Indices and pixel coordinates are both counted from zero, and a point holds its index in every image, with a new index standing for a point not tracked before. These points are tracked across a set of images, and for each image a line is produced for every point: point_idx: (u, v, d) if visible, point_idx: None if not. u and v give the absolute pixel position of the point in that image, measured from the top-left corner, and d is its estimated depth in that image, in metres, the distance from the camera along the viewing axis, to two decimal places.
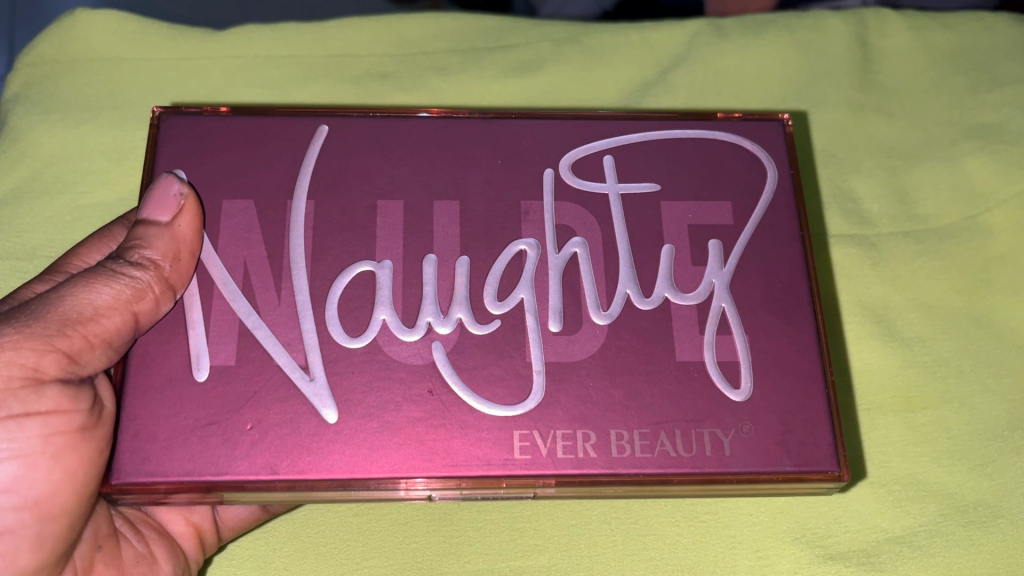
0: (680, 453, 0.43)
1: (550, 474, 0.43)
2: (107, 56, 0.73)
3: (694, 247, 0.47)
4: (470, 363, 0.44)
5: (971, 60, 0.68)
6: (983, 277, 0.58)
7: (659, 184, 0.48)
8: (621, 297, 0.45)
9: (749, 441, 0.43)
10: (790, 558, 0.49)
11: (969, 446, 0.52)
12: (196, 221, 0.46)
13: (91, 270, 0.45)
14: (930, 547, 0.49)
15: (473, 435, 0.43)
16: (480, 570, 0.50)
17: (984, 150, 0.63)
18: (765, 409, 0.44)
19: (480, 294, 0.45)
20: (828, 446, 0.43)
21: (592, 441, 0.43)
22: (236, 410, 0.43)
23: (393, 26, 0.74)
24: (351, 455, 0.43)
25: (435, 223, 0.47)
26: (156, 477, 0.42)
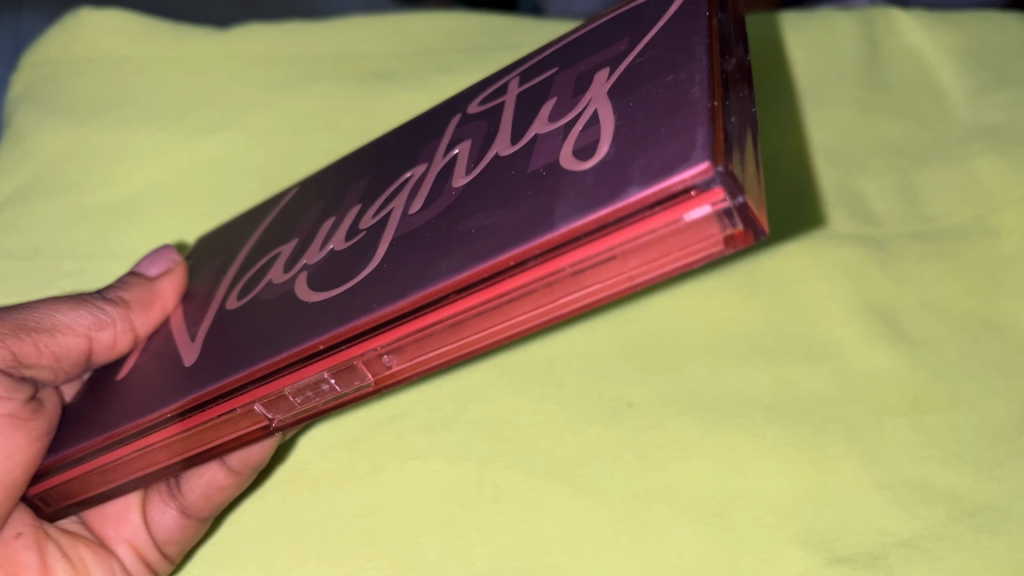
0: (493, 244, 0.33)
1: (355, 328, 0.35)
2: (112, 57, 0.73)
3: (577, 86, 0.37)
4: (322, 272, 0.40)
5: (982, 59, 0.67)
6: (993, 277, 0.57)
7: (554, 67, 0.40)
8: (483, 160, 0.38)
9: (588, 193, 0.31)
10: (796, 561, 0.48)
11: (978, 448, 0.51)
12: (179, 284, 0.52)
13: (74, 296, 0.52)
14: (938, 549, 0.48)
15: (295, 324, 0.39)
16: (484, 571, 0.49)
17: (992, 149, 0.62)
18: (622, 156, 0.31)
19: (357, 222, 0.42)
20: (691, 142, 0.29)
21: (405, 278, 0.35)
22: (139, 385, 0.46)
23: (397, 27, 0.74)
24: (195, 376, 0.42)
25: (347, 198, 0.45)
26: (75, 449, 0.46)
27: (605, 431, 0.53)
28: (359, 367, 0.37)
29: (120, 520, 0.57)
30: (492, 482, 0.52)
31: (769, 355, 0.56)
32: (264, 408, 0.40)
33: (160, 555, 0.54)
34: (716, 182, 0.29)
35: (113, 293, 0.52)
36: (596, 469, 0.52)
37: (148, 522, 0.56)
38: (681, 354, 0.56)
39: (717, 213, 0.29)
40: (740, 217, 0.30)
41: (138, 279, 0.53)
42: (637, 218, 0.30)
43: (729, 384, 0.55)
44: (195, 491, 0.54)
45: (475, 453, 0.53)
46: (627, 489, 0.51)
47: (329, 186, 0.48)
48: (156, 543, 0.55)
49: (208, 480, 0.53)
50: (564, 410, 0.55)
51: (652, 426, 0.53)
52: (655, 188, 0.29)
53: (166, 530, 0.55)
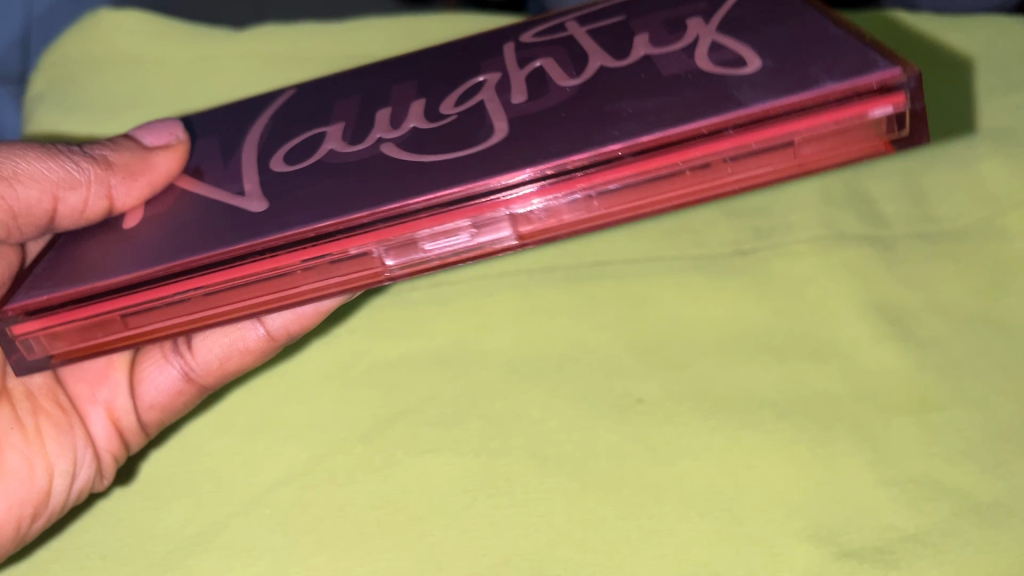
0: (684, 118, 0.41)
1: (525, 175, 0.41)
2: (131, 57, 0.74)
3: (671, 28, 0.49)
4: (425, 141, 0.45)
5: (989, 64, 0.68)
6: (1001, 279, 0.58)
7: (622, 15, 0.52)
8: (592, 66, 0.47)
9: (765, 87, 0.42)
10: (804, 555, 0.48)
11: (983, 446, 0.51)
12: (176, 163, 0.51)
13: (61, 153, 0.54)
14: (944, 545, 0.48)
15: (409, 181, 0.43)
16: (495, 564, 0.49)
17: (999, 151, 0.63)
18: (779, 69, 0.43)
19: (437, 110, 0.48)
20: (868, 62, 0.41)
21: (580, 137, 0.42)
22: (173, 234, 0.45)
23: (413, 30, 0.75)
24: (291, 214, 0.43)
25: (393, 94, 0.51)
26: (80, 286, 0.44)
27: (616, 427, 0.54)
28: (506, 217, 0.42)
29: (102, 379, 0.63)
30: (504, 476, 0.53)
31: (778, 353, 0.56)
32: (382, 252, 0.42)
33: (138, 426, 0.61)
34: (903, 85, 0.40)
35: (104, 160, 0.53)
36: (606, 465, 0.53)
37: (137, 379, 0.63)
38: (691, 351, 0.57)
39: (894, 114, 0.41)
40: (909, 123, 0.41)
41: (136, 151, 0.53)
42: (825, 112, 0.40)
43: (738, 382, 0.55)
44: (202, 354, 0.60)
45: (488, 448, 0.54)
46: (637, 484, 0.52)
47: (360, 87, 0.53)
48: (139, 411, 0.62)
49: (229, 345, 0.59)
50: (575, 406, 0.56)
51: (662, 423, 0.54)
52: (850, 84, 0.41)
53: (155, 390, 0.62)
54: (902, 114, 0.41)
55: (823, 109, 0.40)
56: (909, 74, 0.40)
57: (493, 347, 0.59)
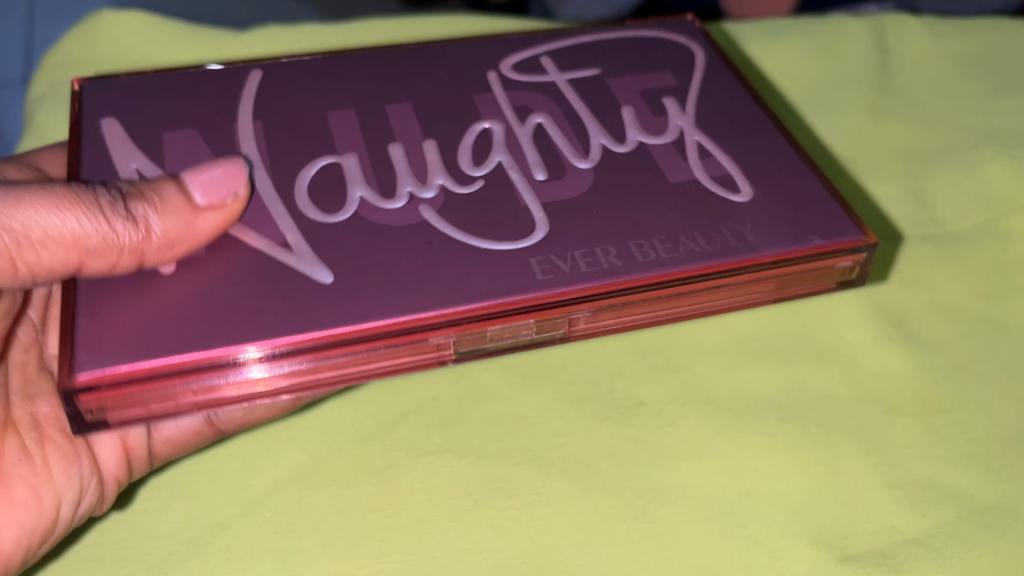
0: (701, 247, 0.44)
1: (579, 288, 0.42)
2: (132, 57, 0.74)
3: (652, 104, 0.52)
4: (463, 216, 0.45)
5: (991, 67, 0.68)
6: (1003, 282, 0.58)
7: (598, 69, 0.54)
8: (597, 146, 0.49)
9: (770, 228, 0.45)
10: (806, 557, 0.48)
11: (987, 450, 0.51)
12: (224, 221, 0.43)
13: (65, 191, 0.43)
14: (948, 549, 0.48)
15: (482, 274, 0.42)
16: (495, 567, 0.49)
17: (1002, 154, 0.63)
18: (770, 201, 0.47)
19: (464, 169, 0.47)
20: (844, 217, 0.46)
21: (616, 256, 0.43)
22: (224, 292, 0.41)
23: (415, 29, 0.75)
24: (355, 300, 0.41)
25: (394, 118, 0.50)
26: (132, 362, 0.39)
27: (618, 429, 0.54)
28: (561, 322, 0.43)
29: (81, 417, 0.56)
30: (506, 478, 0.53)
31: (781, 355, 0.56)
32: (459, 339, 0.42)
33: (147, 452, 0.56)
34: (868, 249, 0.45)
35: (135, 206, 0.43)
36: (608, 467, 0.53)
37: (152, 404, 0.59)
38: (693, 353, 0.57)
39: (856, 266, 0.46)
40: (858, 271, 0.46)
41: (166, 198, 0.43)
42: (811, 254, 0.45)
43: (741, 384, 0.55)
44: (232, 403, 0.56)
45: (490, 450, 0.54)
46: (640, 487, 0.52)
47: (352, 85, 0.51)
48: (151, 441, 0.57)
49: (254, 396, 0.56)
50: (577, 408, 0.55)
51: (664, 425, 0.54)
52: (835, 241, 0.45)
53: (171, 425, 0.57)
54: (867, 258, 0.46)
55: (811, 253, 0.45)
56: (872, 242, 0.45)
57: None
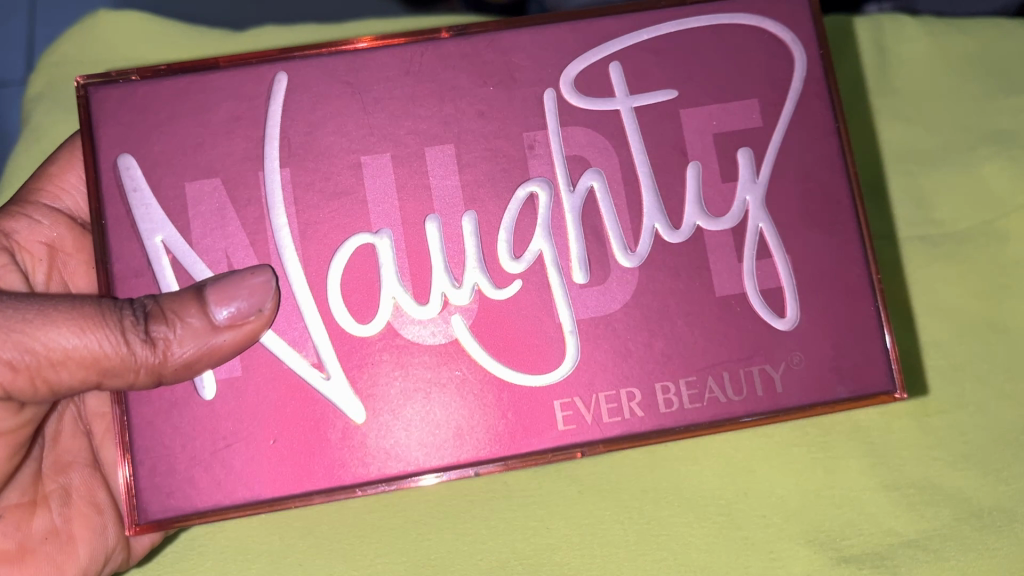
0: (729, 397, 0.42)
1: (596, 439, 0.41)
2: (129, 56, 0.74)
3: (721, 158, 0.43)
4: (497, 337, 0.41)
5: (989, 67, 0.64)
6: (1001, 282, 0.57)
7: (675, 91, 0.43)
8: (649, 233, 0.42)
9: (805, 374, 0.42)
10: (803, 560, 0.50)
11: (985, 450, 0.52)
12: (249, 338, 0.39)
13: (67, 306, 0.38)
14: (944, 551, 0.50)
15: (505, 417, 0.41)
16: (492, 568, 0.50)
17: (1002, 155, 0.60)
18: (815, 333, 0.42)
19: (508, 262, 0.41)
20: (883, 365, 0.42)
21: (642, 401, 0.41)
22: (255, 426, 0.41)
23: None
24: (382, 444, 0.41)
25: (429, 169, 0.42)
26: (185, 507, 0.41)
27: None
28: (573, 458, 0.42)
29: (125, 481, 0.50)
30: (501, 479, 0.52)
31: None
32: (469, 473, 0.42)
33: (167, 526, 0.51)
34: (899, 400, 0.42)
35: (148, 326, 0.38)
36: (604, 467, 0.52)
37: None
38: None
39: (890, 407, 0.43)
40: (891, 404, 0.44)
41: (180, 316, 0.38)
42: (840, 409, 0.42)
43: None
44: None
45: None
46: (635, 488, 0.51)
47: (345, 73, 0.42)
48: None
49: None
50: None
51: None
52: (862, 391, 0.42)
53: None
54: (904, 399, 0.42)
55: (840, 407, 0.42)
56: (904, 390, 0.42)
57: None
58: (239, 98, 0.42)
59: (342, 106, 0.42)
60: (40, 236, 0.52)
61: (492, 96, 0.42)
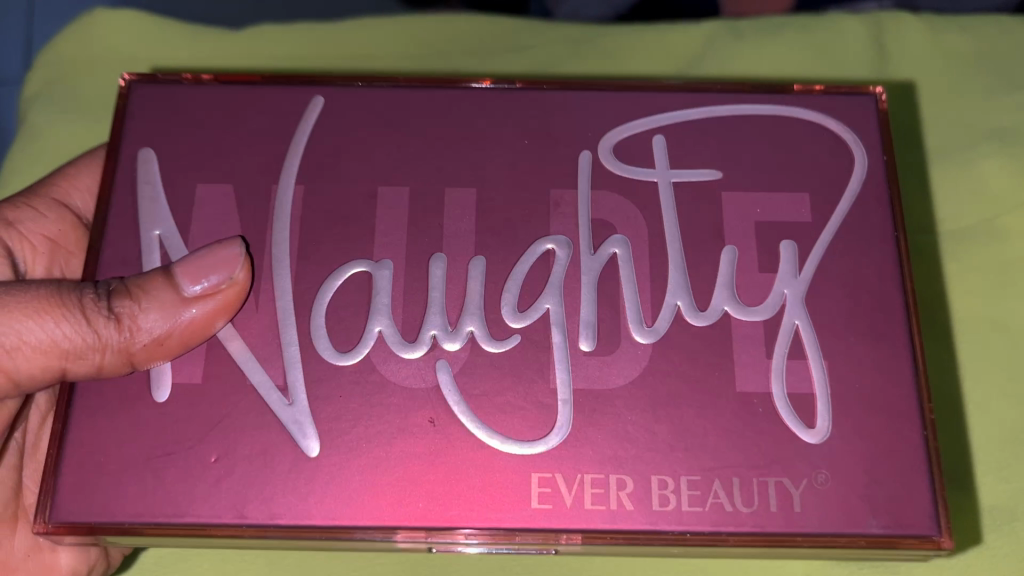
0: (737, 509, 0.40)
1: (577, 529, 0.39)
2: (122, 57, 0.76)
3: (761, 237, 0.43)
4: (477, 388, 0.41)
5: (979, 65, 0.67)
6: (1004, 279, 0.57)
7: (720, 171, 0.45)
8: (669, 310, 0.42)
9: (826, 499, 0.40)
10: (803, 560, 0.50)
11: (984, 450, 0.53)
12: (222, 314, 0.42)
13: (48, 293, 0.42)
14: (943, 549, 0.50)
15: (477, 471, 0.40)
16: (492, 568, 0.50)
17: (1004, 152, 0.62)
18: (845, 454, 0.40)
19: (513, 314, 0.42)
20: (926, 507, 0.40)
21: (634, 493, 0.40)
22: (200, 438, 0.41)
23: (407, 27, 0.76)
24: (346, 494, 0.40)
25: (448, 210, 0.44)
26: (105, 512, 0.40)
27: None
28: (550, 546, 0.41)
29: None
30: None
31: None
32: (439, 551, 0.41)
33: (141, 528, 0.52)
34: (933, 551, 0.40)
35: (121, 304, 0.41)
36: None
37: None
38: None
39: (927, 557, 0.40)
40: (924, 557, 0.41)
41: (151, 293, 0.41)
42: (866, 544, 0.39)
43: None
44: None
45: None
46: None
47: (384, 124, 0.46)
48: None
49: None
50: None
51: None
52: (884, 531, 0.39)
53: None
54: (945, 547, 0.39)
55: (866, 543, 0.39)
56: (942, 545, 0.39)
57: None
58: (274, 117, 0.46)
59: (376, 146, 0.45)
60: (43, 231, 0.56)
61: (506, 129, 0.45)
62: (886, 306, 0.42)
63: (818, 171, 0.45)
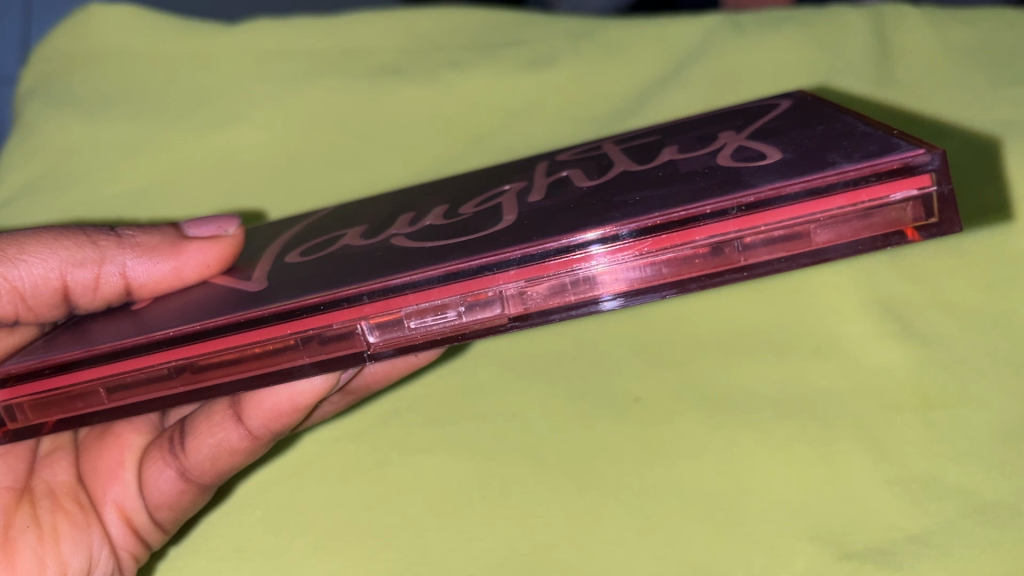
0: (693, 198, 0.36)
1: (520, 246, 0.37)
2: (119, 51, 0.76)
3: (702, 134, 0.46)
4: (427, 233, 0.42)
5: (979, 61, 0.66)
6: (1005, 275, 0.57)
7: (660, 130, 0.50)
8: (617, 171, 0.44)
9: (784, 171, 0.36)
10: (805, 556, 0.47)
11: (986, 445, 0.50)
12: (217, 260, 0.48)
13: (96, 236, 0.51)
14: (949, 545, 0.46)
15: (416, 253, 0.39)
16: (490, 566, 0.49)
17: (1004, 146, 0.61)
18: (799, 155, 0.38)
19: (456, 211, 0.45)
20: (897, 143, 0.36)
21: (578, 221, 0.38)
22: (196, 300, 0.45)
23: (406, 22, 0.76)
24: (308, 283, 0.41)
25: (425, 202, 0.50)
26: (71, 350, 0.41)
27: (614, 426, 0.55)
28: (497, 309, 0.37)
29: (115, 478, 0.56)
30: (499, 477, 0.53)
31: (779, 350, 0.58)
32: (367, 328, 0.38)
33: (154, 523, 0.54)
34: (929, 167, 0.34)
35: (146, 248, 0.50)
36: (602, 463, 0.53)
37: (145, 482, 0.54)
38: (691, 352, 0.59)
39: (921, 197, 0.35)
40: (939, 209, 0.35)
41: (174, 241, 0.50)
42: (848, 182, 0.35)
43: (739, 381, 0.56)
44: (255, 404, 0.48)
45: (484, 448, 0.55)
46: (634, 483, 0.51)
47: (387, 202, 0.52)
48: (151, 508, 0.54)
49: (217, 442, 0.51)
50: (571, 406, 0.57)
51: (662, 421, 0.55)
52: (870, 164, 0.35)
53: (161, 491, 0.53)
54: (934, 165, 0.34)
55: (845, 180, 0.35)
56: (934, 152, 0.34)
57: (489, 347, 0.61)
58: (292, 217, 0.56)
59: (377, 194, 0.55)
60: None
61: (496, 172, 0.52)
62: (824, 112, 0.43)
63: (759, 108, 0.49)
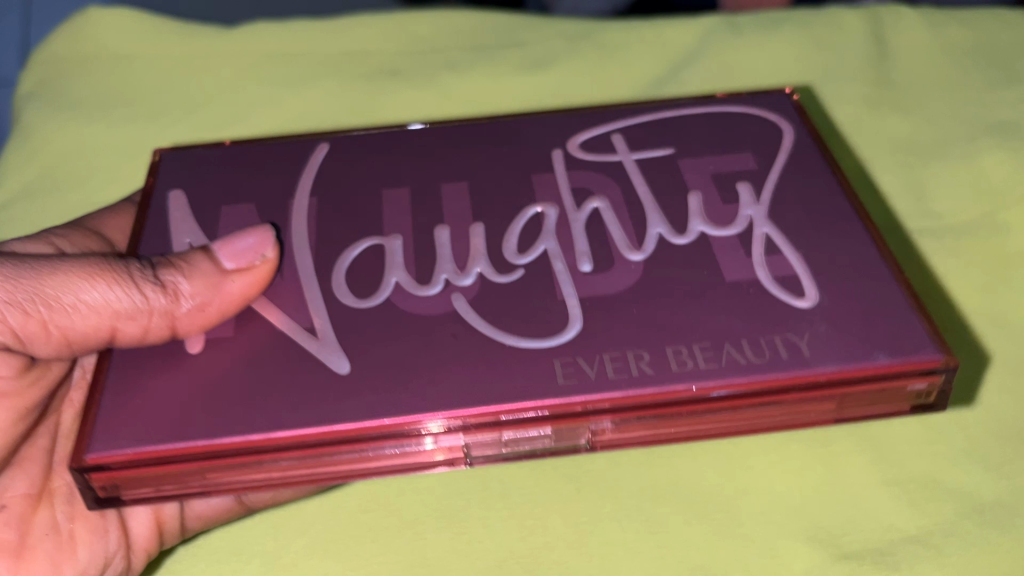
0: (750, 359, 0.41)
1: (604, 398, 0.40)
2: (119, 55, 0.76)
3: (721, 187, 0.49)
4: (482, 297, 0.44)
5: (976, 61, 0.67)
6: (999, 273, 0.56)
7: (671, 147, 0.51)
8: (655, 238, 0.46)
9: (829, 342, 0.41)
10: (803, 558, 0.47)
11: (986, 444, 0.50)
12: (254, 287, 0.45)
13: (107, 264, 0.46)
14: (946, 547, 0.46)
15: (493, 362, 0.41)
16: (489, 568, 0.49)
17: (1002, 146, 0.61)
18: (836, 310, 0.42)
19: (505, 254, 0.46)
20: (921, 336, 0.41)
21: (654, 364, 0.41)
22: (239, 368, 0.42)
23: (406, 24, 0.76)
24: (385, 386, 0.41)
25: (446, 203, 0.49)
26: (145, 442, 0.40)
27: None
28: (578, 436, 0.42)
29: None
30: (497, 477, 0.53)
31: None
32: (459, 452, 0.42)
33: (181, 528, 0.54)
34: (943, 371, 0.40)
35: (169, 275, 0.45)
36: (600, 464, 0.52)
37: None
38: None
39: (931, 387, 0.41)
40: (937, 395, 0.42)
41: (200, 265, 0.45)
42: (878, 373, 0.40)
43: None
44: None
45: None
46: (633, 485, 0.51)
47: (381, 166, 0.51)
48: (185, 515, 0.54)
49: None
50: None
51: None
52: (900, 361, 0.40)
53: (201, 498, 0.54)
54: (948, 367, 0.40)
55: (878, 371, 0.40)
56: (949, 364, 0.40)
57: None
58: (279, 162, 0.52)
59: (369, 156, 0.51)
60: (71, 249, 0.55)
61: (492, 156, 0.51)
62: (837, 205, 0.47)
63: (762, 140, 0.51)
